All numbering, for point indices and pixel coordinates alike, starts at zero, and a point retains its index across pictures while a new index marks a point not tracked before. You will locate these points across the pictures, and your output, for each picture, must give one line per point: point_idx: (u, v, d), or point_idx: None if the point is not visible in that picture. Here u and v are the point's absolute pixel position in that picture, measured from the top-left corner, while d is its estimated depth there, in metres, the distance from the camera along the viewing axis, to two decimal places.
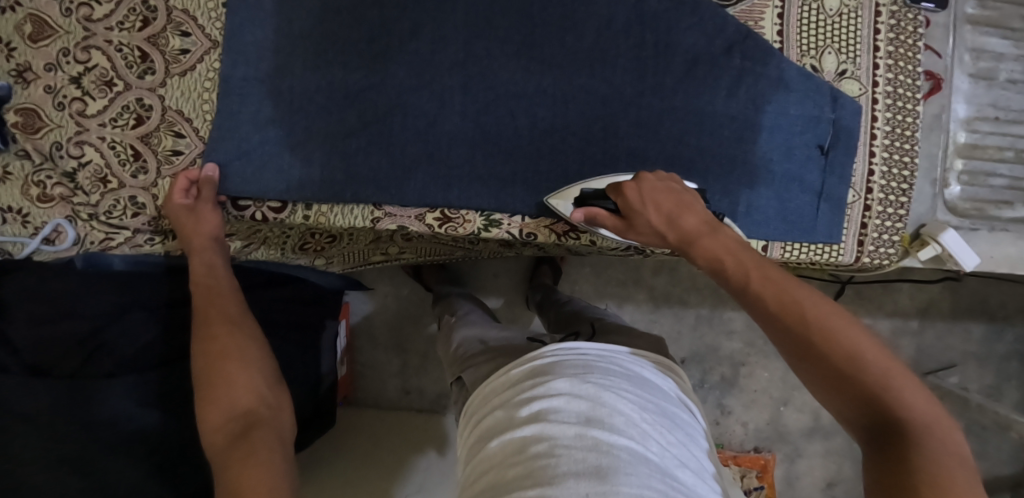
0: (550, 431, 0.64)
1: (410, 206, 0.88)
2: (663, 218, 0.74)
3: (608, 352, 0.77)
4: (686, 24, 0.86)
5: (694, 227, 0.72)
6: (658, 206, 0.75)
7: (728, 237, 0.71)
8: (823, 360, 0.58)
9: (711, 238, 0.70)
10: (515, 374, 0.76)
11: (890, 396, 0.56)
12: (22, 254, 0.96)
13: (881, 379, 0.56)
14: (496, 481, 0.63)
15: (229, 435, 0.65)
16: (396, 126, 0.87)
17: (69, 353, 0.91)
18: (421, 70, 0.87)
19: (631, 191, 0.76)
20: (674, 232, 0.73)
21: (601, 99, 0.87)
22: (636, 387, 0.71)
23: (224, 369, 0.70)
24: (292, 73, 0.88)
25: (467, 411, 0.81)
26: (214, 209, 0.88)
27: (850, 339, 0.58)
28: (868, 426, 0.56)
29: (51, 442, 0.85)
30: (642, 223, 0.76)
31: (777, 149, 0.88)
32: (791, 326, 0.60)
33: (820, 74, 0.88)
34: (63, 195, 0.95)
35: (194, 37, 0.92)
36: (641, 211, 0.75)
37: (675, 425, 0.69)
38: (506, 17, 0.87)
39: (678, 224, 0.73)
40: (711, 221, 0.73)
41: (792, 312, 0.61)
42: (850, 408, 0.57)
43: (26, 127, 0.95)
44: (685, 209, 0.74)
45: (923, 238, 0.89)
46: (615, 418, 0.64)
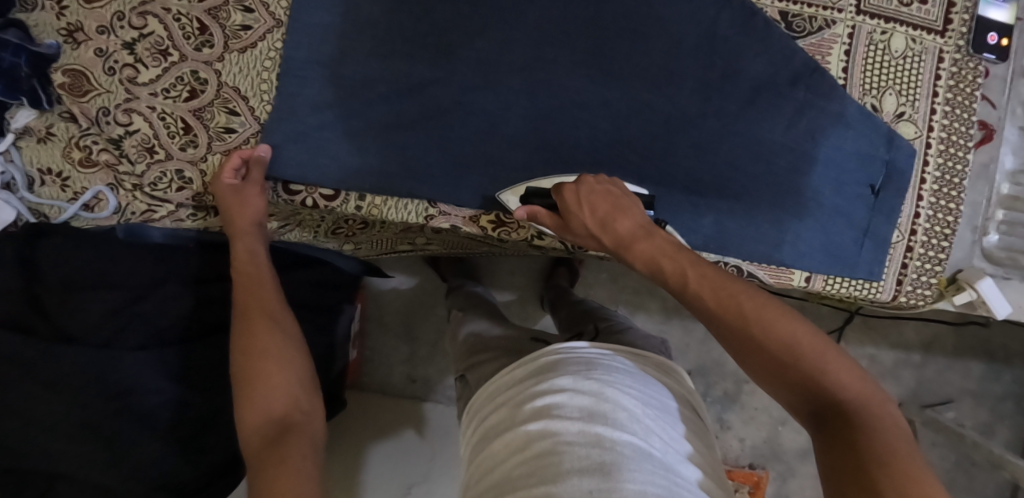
0: (554, 426, 0.64)
1: (466, 207, 0.87)
2: (597, 222, 0.74)
3: (607, 351, 0.76)
4: (756, 51, 0.86)
5: (627, 230, 0.72)
6: (594, 209, 0.74)
7: (663, 238, 0.71)
8: (766, 356, 0.60)
9: (644, 242, 0.70)
10: (518, 371, 0.75)
11: (828, 379, 0.58)
12: (58, 218, 0.95)
13: (819, 365, 0.59)
14: (502, 477, 0.64)
15: (263, 438, 0.64)
16: (456, 125, 0.86)
17: (99, 323, 0.89)
18: (487, 70, 0.85)
19: (569, 193, 0.76)
20: (608, 236, 0.73)
21: (664, 118, 0.86)
22: (638, 382, 0.71)
23: (260, 368, 0.68)
24: (355, 59, 0.86)
25: (468, 412, 0.80)
26: (261, 192, 0.86)
27: (786, 329, 0.60)
28: (815, 414, 0.58)
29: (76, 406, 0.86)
30: (578, 227, 0.75)
31: (828, 184, 0.89)
32: (731, 324, 0.62)
33: (879, 114, 0.89)
34: (108, 162, 0.93)
35: (258, 13, 0.89)
36: (576, 214, 0.75)
37: (676, 421, 0.69)
38: (580, 25, 0.85)
39: (611, 227, 0.73)
40: (645, 223, 0.73)
41: (729, 309, 0.63)
42: (795, 396, 0.59)
43: (73, 89, 0.93)
44: (620, 212, 0.74)
45: (959, 283, 0.90)
46: (619, 414, 0.64)
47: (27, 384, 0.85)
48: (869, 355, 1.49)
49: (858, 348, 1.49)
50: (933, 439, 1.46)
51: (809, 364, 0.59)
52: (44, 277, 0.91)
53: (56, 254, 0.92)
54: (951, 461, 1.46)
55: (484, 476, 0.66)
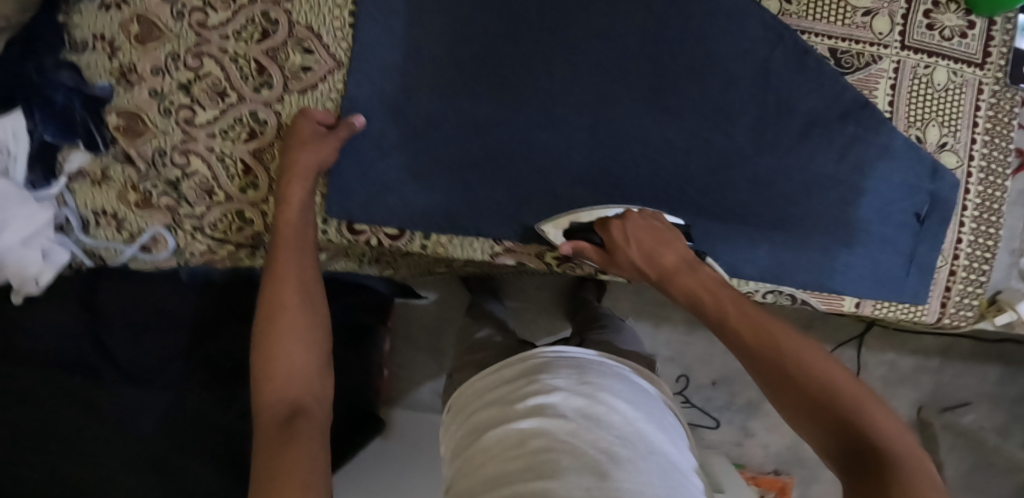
0: (548, 425, 0.66)
1: (532, 244, 0.90)
2: (644, 256, 0.78)
3: (596, 356, 0.79)
4: (808, 88, 0.89)
5: (672, 264, 0.76)
6: (640, 244, 0.79)
7: (708, 274, 0.74)
8: (798, 387, 0.59)
9: (687, 275, 0.74)
10: (507, 373, 0.78)
11: (863, 418, 0.56)
12: (117, 259, 0.96)
13: (854, 410, 0.56)
14: (498, 478, 0.63)
15: (274, 416, 0.62)
16: (521, 165, 0.88)
17: (164, 364, 0.88)
18: (551, 110, 0.88)
19: (616, 228, 0.80)
20: (654, 270, 0.77)
21: (721, 154, 0.89)
22: (627, 386, 0.75)
23: (283, 345, 0.67)
24: (419, 99, 0.88)
25: (455, 405, 0.82)
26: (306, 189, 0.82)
27: (821, 365, 0.60)
28: (846, 458, 0.56)
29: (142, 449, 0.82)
30: (624, 261, 0.80)
31: (875, 214, 0.92)
32: (764, 354, 0.62)
33: (923, 145, 0.92)
34: (167, 205, 0.93)
35: (318, 55, 0.90)
36: (623, 249, 0.79)
37: (665, 423, 0.73)
38: (640, 66, 0.88)
39: (657, 261, 0.77)
40: (689, 259, 0.76)
41: (763, 340, 0.63)
42: (826, 439, 0.57)
43: (127, 131, 0.93)
44: (665, 247, 0.78)
45: (1000, 304, 0.95)
46: (611, 416, 0.67)
47: (93, 430, 0.81)
48: (888, 361, 1.53)
49: (878, 355, 1.54)
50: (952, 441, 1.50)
51: (843, 401, 0.57)
52: (106, 321, 0.90)
53: (118, 295, 0.92)
54: None
55: (474, 473, 0.67)
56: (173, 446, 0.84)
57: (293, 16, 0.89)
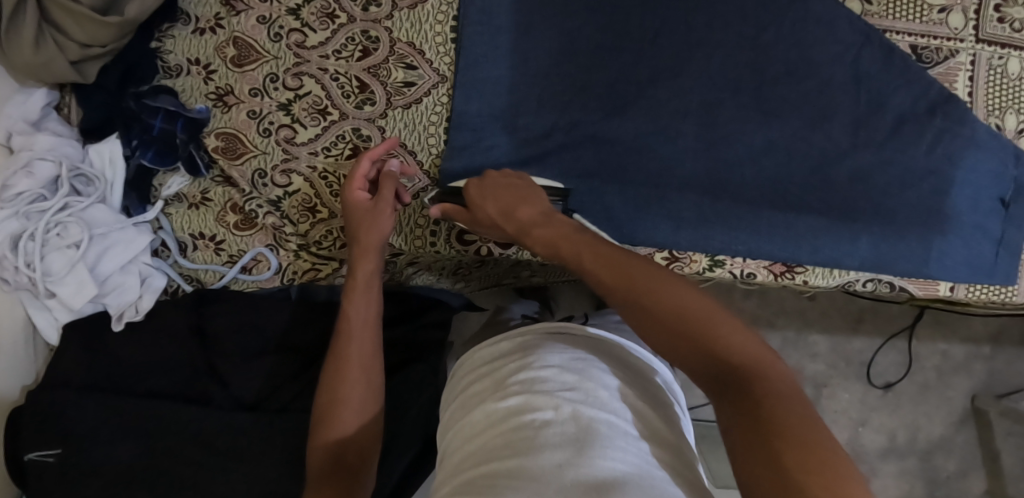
0: (533, 401, 0.68)
1: (641, 246, 0.91)
2: (501, 212, 0.77)
3: (601, 335, 0.82)
4: (895, 84, 0.93)
5: (527, 218, 0.76)
6: (497, 199, 0.78)
7: (564, 224, 0.73)
8: (666, 329, 0.59)
9: (541, 227, 0.74)
10: (505, 346, 0.82)
11: (715, 339, 0.57)
12: (217, 283, 0.94)
13: (701, 325, 0.58)
14: (478, 448, 0.66)
15: (328, 461, 0.68)
16: (633, 168, 0.90)
17: (281, 388, 0.89)
18: (657, 115, 0.89)
19: (472, 185, 0.80)
20: (511, 224, 0.76)
21: (820, 151, 0.92)
22: (623, 369, 0.76)
23: (342, 394, 0.71)
24: (529, 110, 0.89)
25: (455, 376, 0.86)
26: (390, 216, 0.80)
27: (670, 296, 0.61)
28: (714, 377, 0.56)
29: (261, 476, 0.84)
30: (484, 218, 0.79)
31: (965, 201, 0.95)
32: (620, 296, 0.63)
33: (1003, 132, 0.96)
34: (272, 224, 0.92)
35: (421, 70, 0.90)
36: (480, 206, 0.78)
37: (661, 402, 0.73)
38: (737, 69, 0.90)
39: (513, 215, 0.77)
40: (547, 212, 0.76)
41: (632, 284, 0.63)
42: (697, 363, 0.57)
43: (226, 152, 0.92)
44: (524, 200, 0.77)
45: None
46: (600, 392, 0.69)
47: (212, 460, 0.84)
48: (941, 351, 1.55)
49: (930, 345, 1.55)
50: (1009, 427, 1.49)
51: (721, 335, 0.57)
52: (216, 345, 0.90)
53: (227, 319, 0.91)
54: None
55: (458, 447, 0.70)
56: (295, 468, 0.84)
57: (394, 34, 0.91)
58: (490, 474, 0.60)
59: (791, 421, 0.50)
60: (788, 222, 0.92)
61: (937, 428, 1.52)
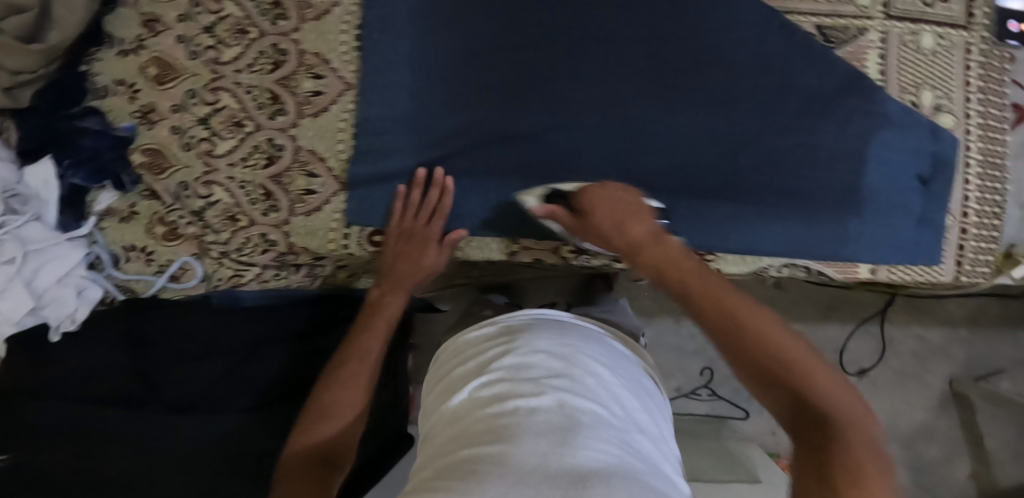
0: (517, 387, 0.66)
1: (548, 239, 0.93)
2: (614, 226, 0.78)
3: (578, 323, 0.83)
4: (801, 66, 0.92)
5: (638, 232, 0.76)
6: (609, 212, 0.79)
7: (674, 246, 0.74)
8: (732, 339, 0.63)
9: (654, 247, 0.74)
10: (488, 331, 0.80)
11: (801, 382, 0.60)
12: (148, 292, 0.98)
13: (793, 364, 0.60)
14: (458, 436, 0.65)
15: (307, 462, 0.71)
16: (539, 164, 0.91)
17: (208, 389, 0.92)
18: (557, 110, 0.91)
19: (592, 193, 0.81)
20: (621, 239, 0.77)
21: (726, 137, 0.91)
22: (602, 351, 0.75)
23: (337, 398, 0.76)
24: (429, 114, 0.91)
25: (436, 361, 0.85)
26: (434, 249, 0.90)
27: (769, 338, 0.62)
28: (794, 418, 0.59)
29: (191, 476, 0.86)
30: (593, 231, 0.81)
31: (884, 181, 0.94)
32: (710, 319, 0.65)
33: (919, 109, 0.95)
34: (194, 234, 0.97)
35: (328, 79, 0.93)
36: (592, 215, 0.81)
37: (643, 393, 0.74)
38: (637, 60, 0.91)
39: (624, 231, 0.77)
40: (656, 233, 0.76)
41: (705, 300, 0.66)
42: (774, 402, 0.61)
43: (152, 168, 0.97)
44: (634, 217, 0.78)
45: (1017, 257, 0.97)
46: (584, 378, 0.68)
47: (144, 462, 0.85)
48: (917, 334, 1.54)
49: (905, 329, 1.54)
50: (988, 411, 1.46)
51: (776, 360, 0.61)
52: (147, 351, 0.93)
53: (159, 325, 0.94)
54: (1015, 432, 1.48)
55: (441, 433, 0.69)
56: (223, 471, 0.87)
57: (302, 46, 0.94)
58: (471, 461, 0.59)
59: (836, 471, 0.55)
60: (699, 212, 0.92)
61: (919, 414, 1.53)
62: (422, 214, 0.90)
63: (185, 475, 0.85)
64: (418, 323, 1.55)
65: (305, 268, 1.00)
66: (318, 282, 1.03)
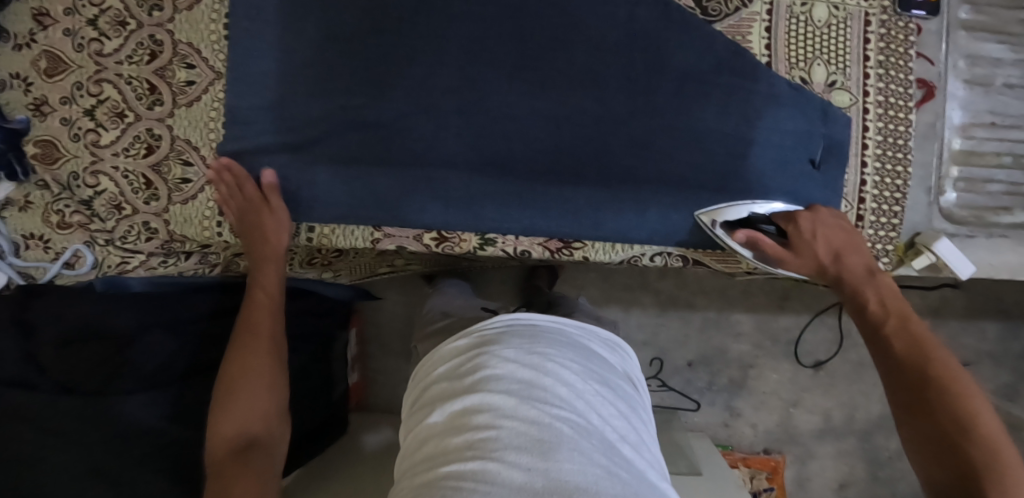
0: (491, 403, 0.73)
1: (409, 227, 0.91)
2: (831, 253, 0.81)
3: (558, 324, 0.87)
4: (675, 42, 0.87)
5: (854, 268, 0.80)
6: (828, 240, 0.82)
7: (885, 283, 0.78)
8: (909, 390, 0.69)
9: (873, 281, 0.78)
10: (461, 342, 0.85)
11: (971, 434, 0.64)
12: (45, 278, 1.02)
13: (977, 421, 0.65)
14: (437, 449, 0.73)
15: (232, 450, 0.75)
16: (395, 149, 0.89)
17: (92, 372, 0.93)
18: (417, 95, 0.89)
19: (805, 221, 0.83)
20: (835, 267, 0.81)
21: (595, 119, 0.88)
22: (576, 354, 0.82)
23: (246, 384, 0.81)
24: (294, 99, 0.91)
25: (417, 375, 0.91)
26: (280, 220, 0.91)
27: (970, 394, 0.67)
28: (956, 469, 0.64)
29: (78, 453, 0.88)
30: (807, 252, 0.82)
31: (769, 165, 0.88)
32: (911, 373, 0.69)
33: (809, 86, 0.88)
34: (81, 222, 1.01)
35: (199, 69, 0.96)
36: (809, 243, 0.82)
37: (617, 396, 0.80)
38: (499, 41, 0.88)
39: (841, 260, 0.81)
40: (873, 267, 0.81)
41: (901, 342, 0.72)
42: (937, 457, 0.65)
43: (44, 159, 0.99)
44: (850, 250, 0.82)
45: (918, 247, 0.90)
46: (559, 388, 0.75)
47: (32, 439, 0.88)
48: None
49: None
50: None
51: (942, 409, 0.66)
52: (36, 334, 0.96)
53: (50, 310, 0.97)
54: None
55: (417, 450, 0.76)
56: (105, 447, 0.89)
57: (175, 36, 0.96)
58: (453, 477, 0.67)
59: None
60: (565, 197, 0.89)
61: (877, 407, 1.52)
62: (237, 199, 0.92)
63: (71, 450, 0.88)
64: (361, 310, 1.55)
65: (196, 255, 1.05)
66: (215, 269, 1.07)
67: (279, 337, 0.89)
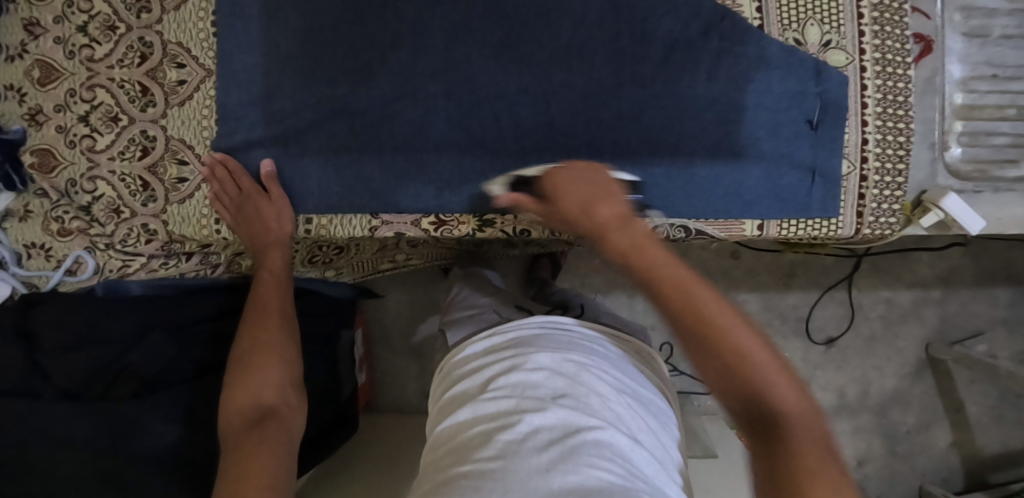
0: (525, 404, 0.72)
1: (406, 214, 0.92)
2: (580, 209, 0.73)
3: (593, 335, 0.86)
4: (662, 10, 0.86)
5: (604, 220, 0.71)
6: (576, 195, 0.74)
7: (640, 231, 0.71)
8: (687, 330, 0.64)
9: (620, 232, 0.70)
10: (499, 342, 0.85)
11: (767, 395, 0.61)
12: (48, 286, 1.02)
13: (753, 381, 0.61)
14: (461, 446, 0.72)
15: (246, 421, 0.74)
16: (385, 136, 0.91)
17: (94, 378, 0.95)
18: (403, 79, 0.90)
19: (554, 177, 0.77)
20: (587, 222, 0.72)
21: (583, 93, 0.88)
22: (611, 367, 0.80)
23: (268, 361, 0.80)
24: (283, 93, 0.92)
25: (443, 370, 0.91)
26: (285, 207, 0.92)
27: (742, 346, 0.62)
28: (758, 427, 0.61)
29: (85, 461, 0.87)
30: (560, 213, 0.75)
31: (764, 128, 0.87)
32: (671, 298, 0.65)
33: (803, 47, 0.87)
34: (80, 228, 1.01)
35: (190, 67, 0.96)
36: (558, 201, 0.75)
37: (647, 412, 0.77)
38: (485, 21, 0.89)
39: (592, 213, 0.72)
40: (626, 215, 0.72)
41: (667, 290, 0.66)
42: (738, 404, 0.62)
43: (42, 168, 0.99)
44: (598, 199, 0.73)
45: (925, 205, 0.88)
46: (591, 397, 0.73)
47: (42, 446, 0.88)
48: (886, 299, 1.47)
49: (873, 293, 1.47)
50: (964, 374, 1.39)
51: (718, 352, 0.62)
52: (40, 343, 0.96)
53: (50, 318, 0.98)
54: (994, 397, 1.46)
55: (440, 447, 0.75)
56: (112, 453, 0.88)
57: (165, 36, 0.96)
58: (474, 473, 0.66)
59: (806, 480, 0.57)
60: None
61: (891, 380, 1.47)
62: (231, 193, 0.93)
63: (76, 457, 0.87)
64: (366, 310, 1.55)
65: (197, 255, 1.05)
66: (217, 269, 1.08)
67: (292, 312, 0.89)
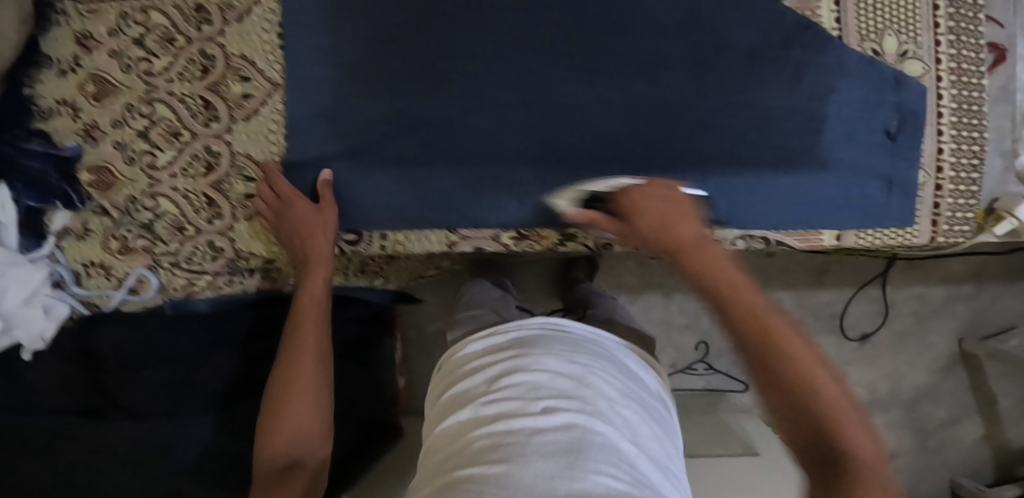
0: (528, 405, 0.68)
1: (485, 227, 0.92)
2: (657, 224, 0.71)
3: (594, 338, 0.82)
4: (742, 20, 0.86)
5: (680, 237, 0.69)
6: (649, 212, 0.73)
7: (714, 252, 0.67)
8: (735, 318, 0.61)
9: (693, 250, 0.67)
10: (500, 342, 0.81)
11: (804, 391, 0.56)
12: (110, 305, 1.01)
13: (799, 376, 0.57)
14: (462, 451, 0.67)
15: (278, 464, 0.74)
16: (460, 149, 0.90)
17: (164, 396, 0.92)
18: (479, 92, 0.89)
19: (630, 195, 0.76)
20: (659, 238, 0.71)
21: (660, 104, 0.88)
22: (613, 370, 0.76)
23: (297, 397, 0.79)
24: (355, 106, 0.91)
25: (440, 369, 0.86)
26: (325, 235, 0.91)
27: (788, 343, 0.58)
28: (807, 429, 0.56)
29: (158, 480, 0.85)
30: (634, 227, 0.74)
31: (842, 140, 0.87)
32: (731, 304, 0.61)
33: (881, 57, 0.87)
34: (144, 246, 0.99)
35: (255, 81, 0.94)
36: (634, 216, 0.74)
37: (652, 418, 0.73)
38: (562, 32, 0.88)
39: (669, 230, 0.70)
40: (703, 237, 0.69)
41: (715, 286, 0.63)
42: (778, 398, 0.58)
43: (100, 185, 0.97)
44: (675, 219, 0.71)
45: (998, 212, 0.89)
46: (597, 400, 0.69)
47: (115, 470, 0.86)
48: (918, 295, 1.49)
49: (905, 290, 1.49)
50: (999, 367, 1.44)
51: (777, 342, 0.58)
52: (105, 363, 0.94)
53: (113, 339, 0.96)
54: None
55: (439, 451, 0.71)
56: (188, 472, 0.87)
57: (227, 49, 0.94)
58: (476, 477, 0.61)
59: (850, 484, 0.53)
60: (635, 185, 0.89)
61: (923, 374, 1.50)
62: (274, 204, 0.92)
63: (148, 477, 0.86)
64: (400, 315, 1.52)
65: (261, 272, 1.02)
66: (280, 283, 1.05)
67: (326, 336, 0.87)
